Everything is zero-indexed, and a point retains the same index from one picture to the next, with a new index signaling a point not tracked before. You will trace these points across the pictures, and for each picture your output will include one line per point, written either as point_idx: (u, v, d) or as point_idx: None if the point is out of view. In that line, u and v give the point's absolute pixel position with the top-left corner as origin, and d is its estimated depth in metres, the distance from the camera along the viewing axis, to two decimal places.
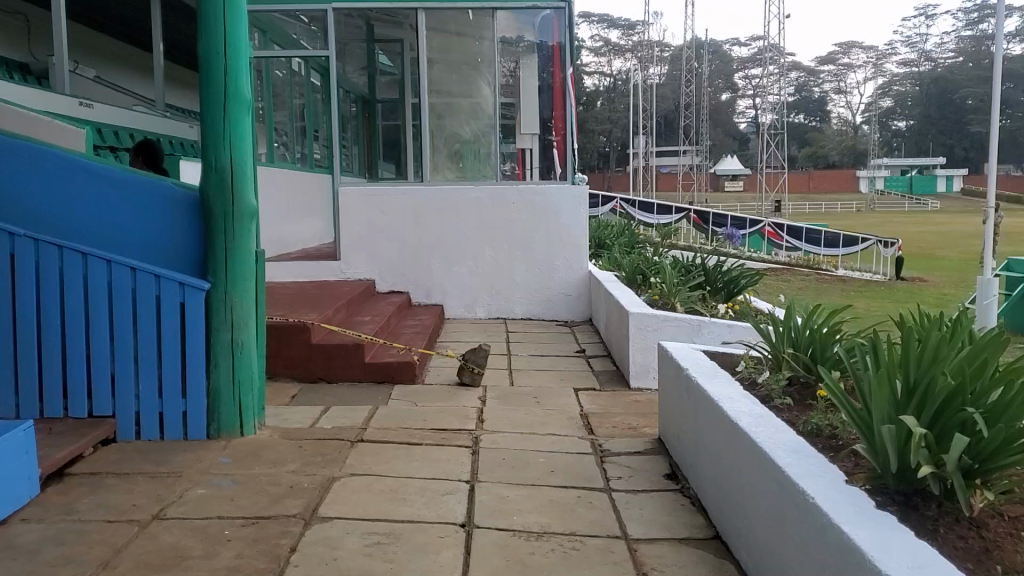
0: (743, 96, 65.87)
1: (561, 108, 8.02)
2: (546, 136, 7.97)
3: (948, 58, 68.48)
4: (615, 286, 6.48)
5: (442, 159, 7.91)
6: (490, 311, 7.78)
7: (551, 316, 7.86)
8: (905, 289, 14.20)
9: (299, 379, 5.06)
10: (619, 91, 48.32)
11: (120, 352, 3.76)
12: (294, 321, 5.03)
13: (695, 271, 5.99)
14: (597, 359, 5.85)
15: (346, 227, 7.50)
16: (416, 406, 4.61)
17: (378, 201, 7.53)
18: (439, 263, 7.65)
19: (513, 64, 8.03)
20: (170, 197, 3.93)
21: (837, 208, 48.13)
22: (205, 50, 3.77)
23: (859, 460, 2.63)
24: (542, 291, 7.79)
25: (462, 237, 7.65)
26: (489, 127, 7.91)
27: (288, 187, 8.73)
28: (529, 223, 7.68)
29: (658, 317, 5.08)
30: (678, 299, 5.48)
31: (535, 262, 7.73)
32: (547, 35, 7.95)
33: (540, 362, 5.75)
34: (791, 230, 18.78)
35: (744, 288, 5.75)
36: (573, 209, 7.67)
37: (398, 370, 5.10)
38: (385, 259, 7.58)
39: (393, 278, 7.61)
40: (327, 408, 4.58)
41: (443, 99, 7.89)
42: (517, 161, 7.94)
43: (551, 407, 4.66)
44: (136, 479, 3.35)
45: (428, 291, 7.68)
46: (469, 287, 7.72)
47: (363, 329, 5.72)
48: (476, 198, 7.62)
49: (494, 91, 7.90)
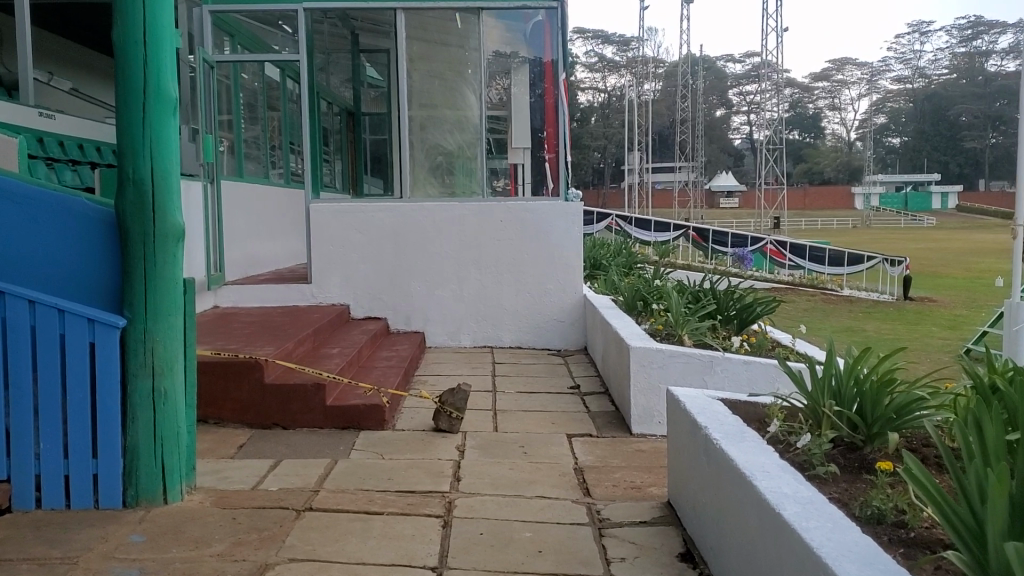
0: (739, 112, 65.42)
1: (554, 123, 7.29)
2: (538, 152, 7.27)
3: (944, 75, 68.27)
4: (613, 313, 5.82)
5: (423, 172, 7.22)
6: (476, 338, 7.10)
7: (542, 345, 7.17)
8: (916, 311, 13.54)
9: (251, 425, 4.41)
10: (614, 107, 47.85)
11: (17, 404, 3.10)
12: (245, 358, 4.38)
13: (705, 297, 5.33)
14: (593, 398, 5.19)
15: (318, 247, 6.87)
16: (383, 459, 3.93)
17: (353, 219, 6.88)
18: (420, 287, 6.99)
19: (506, 78, 7.38)
20: (80, 215, 3.26)
21: (832, 226, 47.58)
22: (121, 38, 3.11)
23: (947, 566, 1.98)
24: (532, 316, 7.11)
25: (445, 258, 6.99)
26: (475, 138, 7.31)
27: (259, 203, 8.06)
28: (518, 242, 7.03)
29: (664, 351, 4.42)
30: (688, 330, 4.78)
31: (525, 285, 7.06)
32: (540, 49, 7.26)
33: (529, 401, 5.08)
34: (794, 249, 18.12)
35: (761, 316, 5.09)
36: (567, 227, 7.02)
37: (363, 414, 4.42)
38: (360, 282, 6.92)
39: (370, 302, 6.94)
40: (276, 462, 3.91)
41: (424, 109, 7.25)
42: (508, 176, 7.26)
43: (541, 460, 3.99)
44: (18, 569, 2.67)
45: (408, 317, 7.01)
46: (452, 313, 7.05)
47: (330, 363, 5.04)
48: (461, 216, 6.97)
49: (481, 102, 7.29)
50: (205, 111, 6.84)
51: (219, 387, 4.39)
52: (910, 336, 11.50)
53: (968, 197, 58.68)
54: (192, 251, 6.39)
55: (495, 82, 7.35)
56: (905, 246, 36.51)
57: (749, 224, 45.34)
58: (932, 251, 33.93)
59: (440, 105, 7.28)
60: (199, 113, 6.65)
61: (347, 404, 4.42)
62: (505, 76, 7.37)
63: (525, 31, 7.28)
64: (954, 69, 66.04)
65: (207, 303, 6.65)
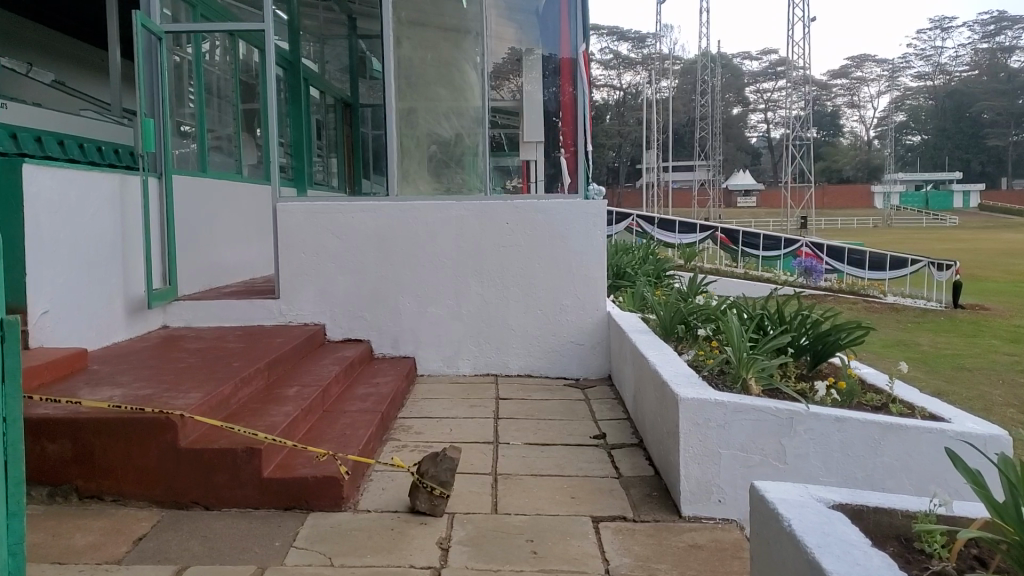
0: (756, 110, 64.00)
1: (571, 120, 6.11)
2: (553, 147, 6.07)
3: (967, 71, 66.58)
4: (647, 341, 4.61)
5: (416, 166, 6.00)
6: (477, 366, 5.90)
7: (558, 373, 5.94)
8: (970, 322, 12.23)
9: (161, 503, 3.26)
10: (631, 104, 46.64)
11: None
12: (154, 413, 3.22)
13: (772, 325, 4.11)
14: (624, 453, 3.99)
15: (287, 256, 5.70)
16: (331, 567, 2.75)
17: (331, 221, 5.70)
18: (410, 302, 5.80)
19: (517, 75, 6.16)
20: None
21: (854, 227, 46.13)
22: None
23: None
24: (545, 339, 5.88)
25: (439, 267, 5.79)
26: (477, 128, 6.11)
27: (226, 202, 6.88)
28: (528, 249, 5.80)
29: (728, 406, 3.22)
30: (754, 372, 3.52)
31: (535, 301, 5.85)
32: (555, 42, 6.11)
33: (541, 459, 3.89)
34: (832, 252, 16.79)
35: (846, 348, 3.86)
36: (586, 230, 5.77)
37: (314, 490, 3.24)
38: (339, 297, 5.75)
39: (349, 320, 5.78)
40: (178, 571, 2.73)
41: (413, 89, 6.03)
42: (521, 174, 6.03)
43: (557, 566, 2.79)
44: None
45: (395, 339, 5.83)
46: (449, 334, 5.85)
47: (281, 408, 3.86)
48: (459, 217, 5.77)
49: (484, 94, 6.10)
50: (151, 91, 5.68)
51: (118, 452, 3.23)
52: (973, 351, 10.20)
53: (994, 196, 57.06)
54: (128, 263, 5.23)
55: (502, 83, 6.15)
56: (933, 248, 35.00)
57: (768, 226, 44.11)
58: (965, 253, 32.53)
59: (432, 84, 6.10)
60: (137, 92, 5.27)
61: (290, 475, 3.25)
62: (514, 74, 6.16)
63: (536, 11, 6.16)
64: (977, 66, 64.40)
65: (150, 322, 5.50)
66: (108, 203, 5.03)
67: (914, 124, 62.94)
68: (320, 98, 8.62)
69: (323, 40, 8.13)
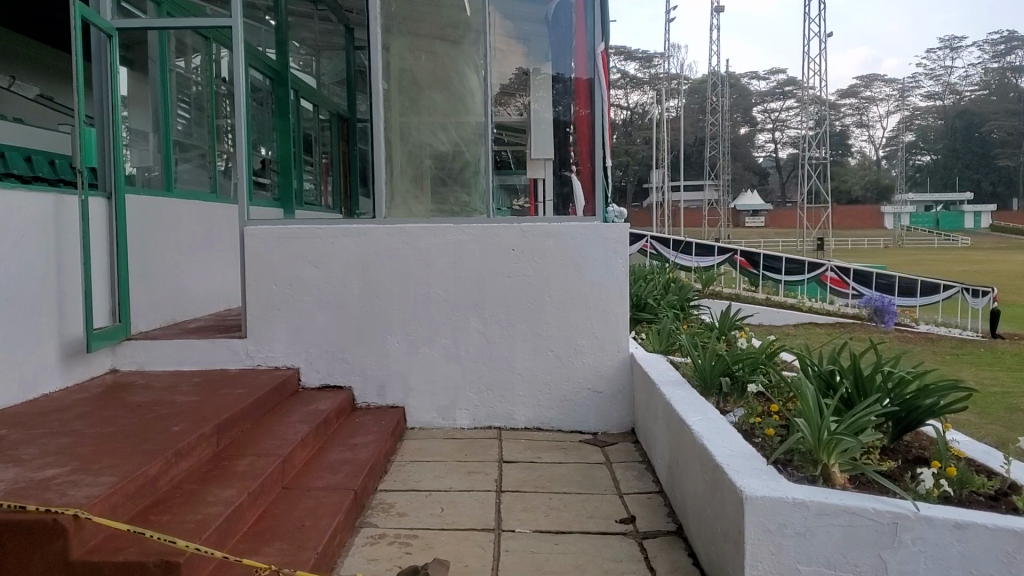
0: (766, 130, 63.31)
1: (589, 135, 5.24)
2: (565, 162, 5.26)
3: (978, 91, 65.84)
4: (687, 398, 3.74)
5: (405, 183, 5.19)
6: (477, 417, 5.06)
7: (572, 427, 5.09)
8: (1013, 354, 11.33)
9: None
10: (640, 124, 46.02)
11: None
12: (36, 513, 2.39)
13: (853, 390, 3.21)
14: (659, 547, 3.15)
15: (255, 288, 4.88)
16: None
17: (307, 247, 4.89)
18: (399, 343, 4.97)
19: (524, 94, 5.37)
20: None
21: (867, 248, 45.25)
22: None
23: None
24: (557, 386, 5.04)
25: (433, 302, 4.95)
26: (478, 138, 5.27)
27: (192, 224, 6.09)
28: (538, 280, 4.96)
29: (811, 509, 2.40)
30: (836, 457, 2.67)
31: (545, 342, 5.01)
32: (567, 61, 5.32)
33: (554, 557, 3.05)
34: (858, 276, 15.89)
35: (944, 416, 3.03)
36: (605, 258, 4.94)
37: None
38: (316, 337, 4.93)
39: (328, 364, 4.95)
40: None
41: (406, 95, 5.24)
42: (527, 194, 5.25)
43: None
44: None
45: (381, 387, 5.00)
46: (445, 381, 5.01)
47: (223, 490, 3.04)
48: (457, 243, 4.94)
49: (488, 101, 5.23)
50: (99, 96, 4.88)
51: None
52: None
53: (1007, 216, 56.16)
54: (64, 298, 4.42)
55: (509, 101, 5.31)
56: (949, 269, 34.07)
57: (779, 247, 43.27)
58: (986, 275, 31.55)
59: (426, 89, 5.29)
60: (74, 94, 4.40)
61: None
62: (522, 93, 5.35)
63: (545, 17, 5.36)
64: (989, 85, 63.67)
65: (94, 366, 4.68)
66: (39, 227, 4.21)
67: (926, 143, 62.13)
68: (311, 112, 7.73)
69: (317, 52, 7.31)
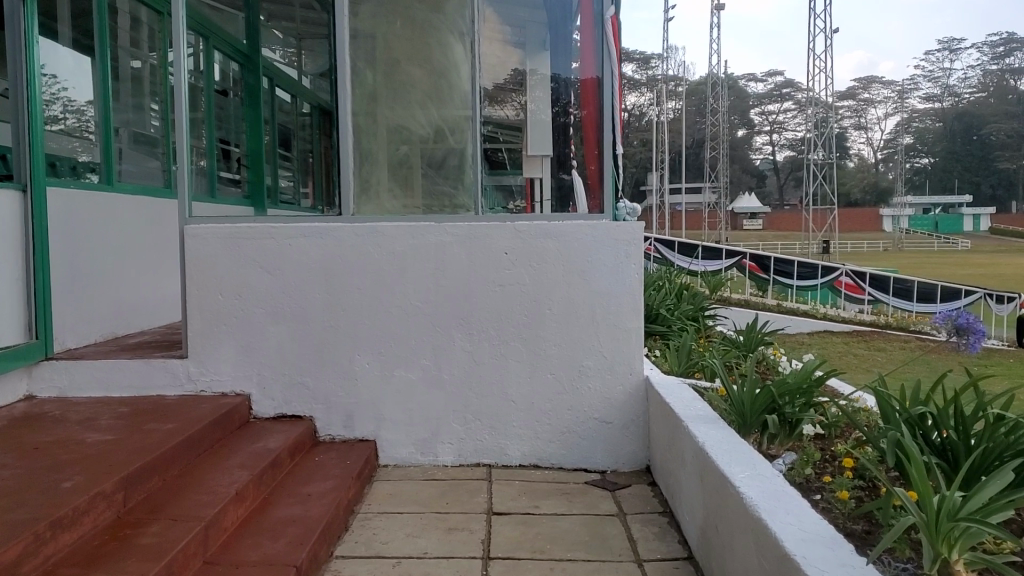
0: (764, 131, 62.55)
1: (596, 121, 4.49)
2: (568, 155, 4.49)
3: (977, 91, 65.36)
4: (727, 440, 2.94)
5: (381, 177, 4.40)
6: (463, 453, 4.27)
7: (576, 463, 4.30)
8: None
9: None
10: (637, 126, 45.32)
11: None
12: None
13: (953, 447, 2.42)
14: None
15: (198, 299, 4.08)
16: None
17: (260, 250, 4.10)
18: (369, 364, 4.18)
19: (520, 91, 4.55)
20: None
21: (868, 251, 44.53)
22: None
23: None
24: (558, 416, 4.25)
25: (410, 316, 4.17)
26: (464, 122, 4.46)
27: (139, 223, 5.28)
28: (535, 290, 4.17)
29: None
30: (963, 553, 1.88)
31: (544, 363, 4.22)
32: (569, 39, 4.52)
33: None
34: (874, 282, 15.19)
35: None
36: (616, 264, 4.17)
37: None
38: (272, 358, 4.14)
39: (285, 390, 4.16)
40: None
41: (380, 72, 4.43)
42: (525, 195, 4.44)
43: None
44: None
45: (349, 417, 4.21)
46: (425, 410, 4.22)
47: None
48: (439, 244, 4.15)
49: (476, 89, 4.43)
50: (11, 69, 4.04)
51: None
52: None
53: (1009, 219, 55.57)
54: None
55: (506, 98, 4.52)
56: (954, 273, 33.36)
57: (779, 250, 42.53)
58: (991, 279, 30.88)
59: (405, 62, 4.48)
60: None
61: None
62: (518, 90, 4.55)
63: None
64: (989, 86, 63.16)
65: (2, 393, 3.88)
66: None
67: (925, 145, 61.53)
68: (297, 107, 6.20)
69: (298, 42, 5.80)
